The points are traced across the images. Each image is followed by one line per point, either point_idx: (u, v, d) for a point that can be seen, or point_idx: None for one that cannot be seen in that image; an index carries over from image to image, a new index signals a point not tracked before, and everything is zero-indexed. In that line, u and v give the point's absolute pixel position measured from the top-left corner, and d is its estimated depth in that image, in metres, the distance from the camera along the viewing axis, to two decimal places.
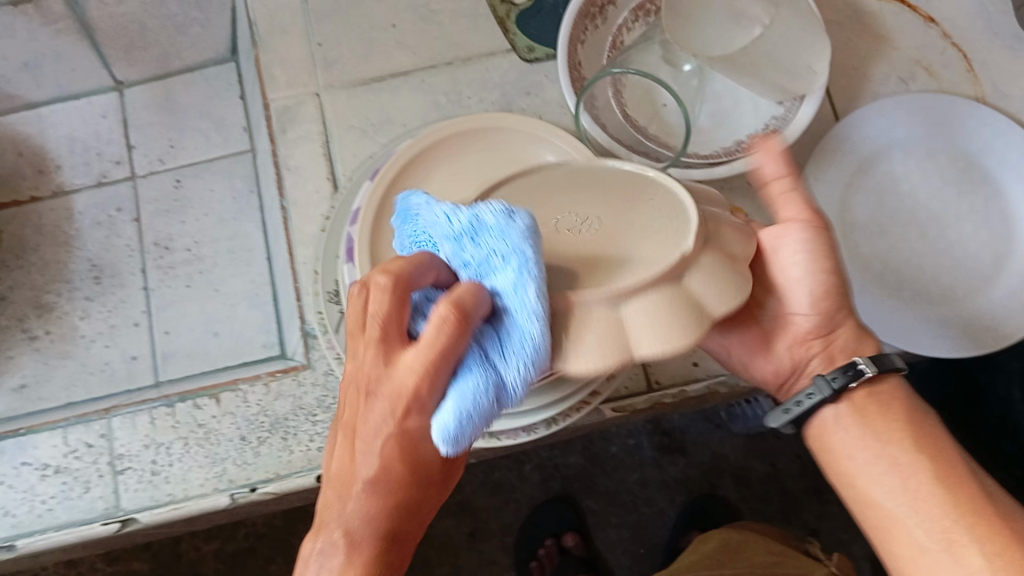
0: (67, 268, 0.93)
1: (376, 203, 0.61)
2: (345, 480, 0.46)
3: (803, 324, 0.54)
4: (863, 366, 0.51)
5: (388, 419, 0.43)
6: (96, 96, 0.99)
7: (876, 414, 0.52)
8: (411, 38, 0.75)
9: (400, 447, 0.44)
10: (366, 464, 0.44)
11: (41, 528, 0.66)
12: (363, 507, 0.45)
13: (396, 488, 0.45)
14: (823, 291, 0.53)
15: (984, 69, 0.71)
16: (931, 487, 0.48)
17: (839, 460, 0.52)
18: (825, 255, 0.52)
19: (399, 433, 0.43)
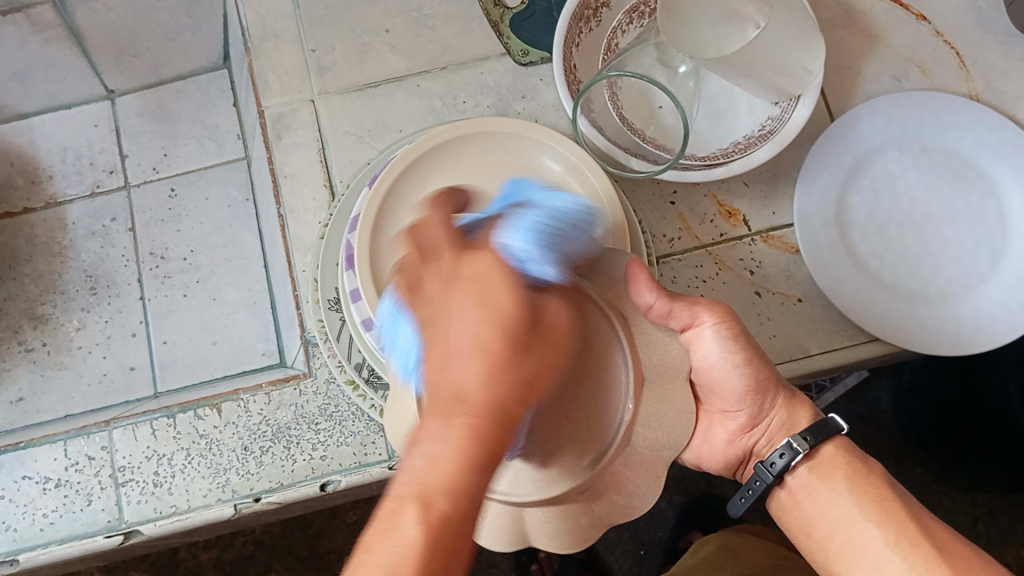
0: (61, 279, 0.93)
1: (375, 211, 0.61)
2: (438, 374, 0.40)
3: (737, 420, 0.56)
4: (797, 445, 0.53)
5: (470, 275, 0.43)
6: (87, 105, 0.98)
7: (821, 487, 0.52)
8: (405, 43, 0.75)
9: (490, 309, 0.42)
10: (461, 333, 0.41)
11: (43, 542, 0.66)
12: (462, 379, 0.39)
13: (495, 344, 0.41)
14: (745, 384, 0.55)
15: (977, 65, 0.72)
16: (885, 555, 0.49)
17: (803, 535, 0.53)
18: (733, 347, 0.54)
19: (479, 293, 0.42)
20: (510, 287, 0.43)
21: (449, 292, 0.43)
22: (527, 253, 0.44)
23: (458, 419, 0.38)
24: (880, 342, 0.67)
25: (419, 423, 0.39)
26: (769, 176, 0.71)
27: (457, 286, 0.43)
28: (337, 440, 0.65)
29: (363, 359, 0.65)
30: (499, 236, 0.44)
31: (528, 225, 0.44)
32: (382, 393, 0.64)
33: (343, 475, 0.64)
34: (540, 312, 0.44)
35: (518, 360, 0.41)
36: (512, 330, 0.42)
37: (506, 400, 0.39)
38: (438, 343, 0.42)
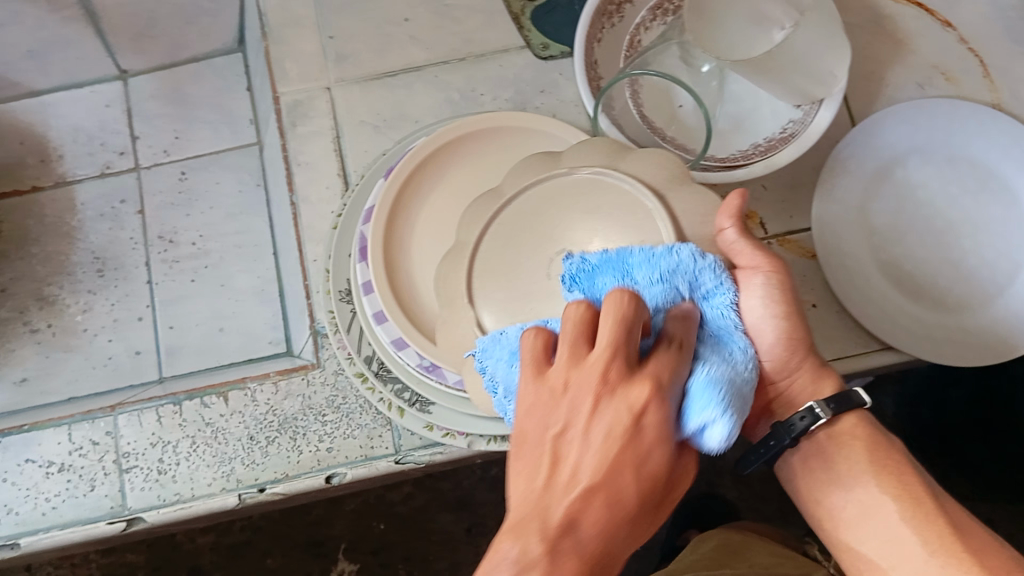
0: (70, 261, 0.92)
1: (390, 202, 0.60)
2: (547, 491, 0.36)
3: (760, 368, 0.53)
4: (819, 410, 0.50)
5: (626, 406, 0.37)
6: (101, 84, 0.97)
7: (837, 456, 0.51)
8: (425, 33, 0.74)
9: (638, 471, 0.36)
10: (590, 467, 0.36)
11: (45, 526, 0.65)
12: (585, 512, 0.34)
13: (629, 498, 0.35)
14: (783, 337, 0.51)
15: (1002, 76, 0.71)
16: (899, 528, 0.48)
17: (810, 501, 0.53)
18: (783, 298, 0.49)
19: (628, 422, 0.37)
20: (656, 440, 0.37)
21: (581, 404, 0.37)
22: (719, 420, 0.38)
23: (569, 560, 0.33)
24: (898, 351, 0.66)
25: (506, 535, 0.34)
26: (789, 180, 0.71)
27: (603, 408, 0.37)
28: (344, 432, 0.64)
29: (373, 352, 0.65)
30: (675, 382, 0.39)
31: (717, 382, 0.40)
32: (391, 386, 0.64)
33: (349, 468, 0.63)
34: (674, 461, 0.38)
35: (639, 526, 0.36)
36: (651, 490, 0.36)
37: (612, 556, 0.35)
38: (557, 466, 0.37)
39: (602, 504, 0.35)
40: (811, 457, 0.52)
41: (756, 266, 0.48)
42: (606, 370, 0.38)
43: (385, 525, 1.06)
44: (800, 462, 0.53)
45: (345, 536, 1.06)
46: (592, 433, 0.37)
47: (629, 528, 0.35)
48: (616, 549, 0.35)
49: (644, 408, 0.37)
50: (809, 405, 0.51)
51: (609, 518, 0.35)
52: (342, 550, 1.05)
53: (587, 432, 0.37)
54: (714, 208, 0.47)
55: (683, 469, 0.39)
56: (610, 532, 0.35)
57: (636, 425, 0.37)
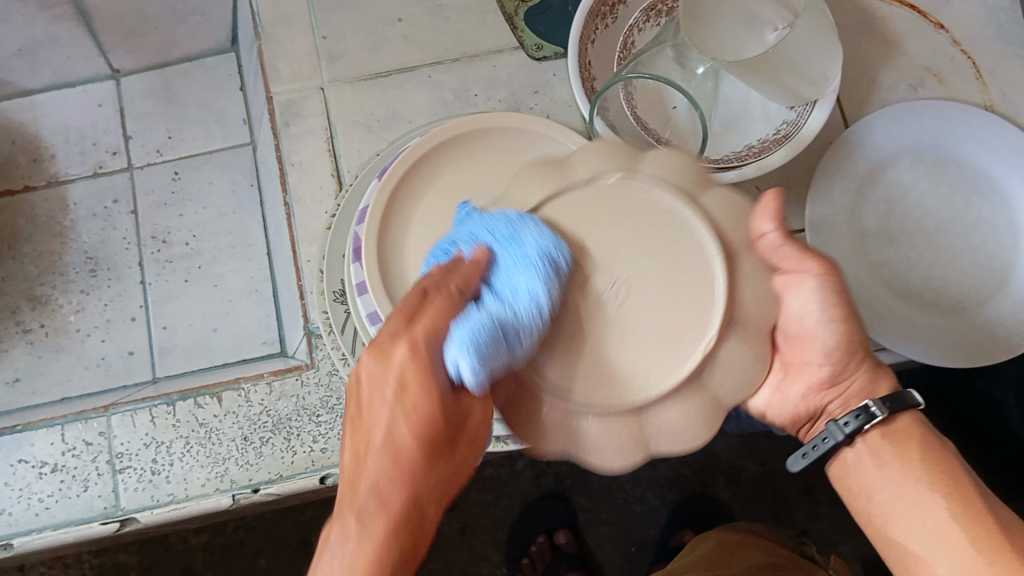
0: (62, 261, 0.92)
1: (384, 203, 0.60)
2: (359, 460, 0.46)
3: (818, 373, 0.54)
4: (875, 409, 0.51)
5: (393, 374, 0.44)
6: (92, 83, 0.96)
7: (891, 454, 0.52)
8: (417, 33, 0.74)
9: (414, 426, 0.44)
10: (382, 431, 0.45)
11: (38, 527, 0.65)
12: (381, 479, 0.45)
13: (410, 453, 0.45)
14: (836, 338, 0.52)
15: (992, 77, 0.71)
16: (948, 526, 0.49)
17: (861, 498, 0.53)
18: (837, 300, 0.51)
19: (394, 386, 0.44)
20: (423, 404, 0.44)
21: (370, 374, 0.45)
22: (465, 368, 0.39)
23: (378, 523, 0.45)
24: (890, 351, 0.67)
25: (334, 516, 0.47)
26: (782, 181, 0.71)
27: (380, 381, 0.45)
28: (339, 432, 0.65)
29: (366, 354, 0.64)
30: (437, 336, 0.42)
31: (473, 330, 0.39)
32: None
33: None
34: (455, 407, 0.45)
35: (428, 468, 0.46)
36: (427, 441, 0.45)
37: (418, 501, 0.46)
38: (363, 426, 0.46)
39: (389, 458, 0.45)
40: (865, 453, 0.53)
41: (805, 271, 0.50)
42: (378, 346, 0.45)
43: None
44: (852, 458, 0.54)
45: None
46: (380, 402, 0.45)
47: (426, 472, 0.46)
48: (416, 487, 0.46)
49: (414, 373, 0.43)
50: (865, 402, 0.52)
51: (393, 469, 0.45)
52: None
53: (377, 405, 0.45)
54: (753, 210, 0.48)
55: (472, 406, 0.45)
56: (402, 476, 0.45)
57: (407, 390, 0.44)
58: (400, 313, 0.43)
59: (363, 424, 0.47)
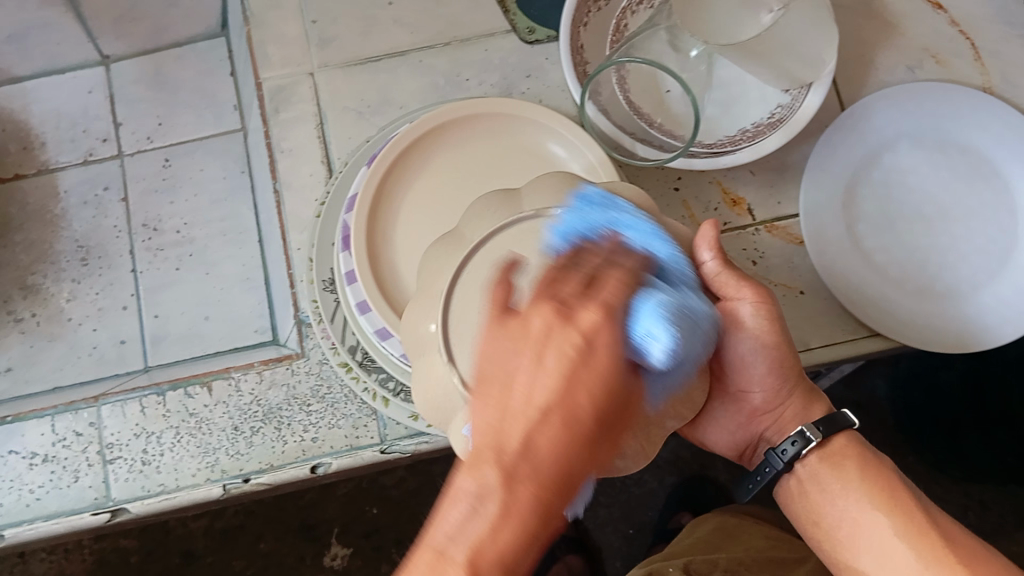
0: (53, 249, 0.91)
1: (373, 190, 0.59)
2: (507, 422, 0.33)
3: (752, 400, 0.55)
4: (810, 434, 0.52)
5: (574, 327, 0.34)
6: (83, 70, 0.95)
7: (829, 475, 0.52)
8: (408, 16, 0.73)
9: (592, 389, 0.33)
10: (540, 390, 0.33)
11: (29, 517, 0.65)
12: (537, 440, 0.32)
13: (584, 414, 0.33)
14: (768, 364, 0.53)
15: (993, 59, 0.70)
16: (891, 544, 0.49)
17: (807, 523, 0.53)
18: (770, 328, 0.51)
19: (571, 342, 0.33)
20: (604, 378, 0.33)
21: (523, 352, 0.34)
22: (661, 337, 0.34)
23: (524, 488, 0.32)
24: (885, 339, 0.66)
25: (469, 463, 0.33)
26: (776, 165, 0.70)
27: (546, 339, 0.34)
28: (329, 422, 0.64)
29: (357, 343, 0.64)
30: (625, 305, 0.35)
31: (669, 306, 0.35)
32: (376, 376, 0.63)
33: (335, 458, 0.63)
34: (628, 387, 0.35)
35: (591, 441, 0.33)
36: (601, 410, 0.33)
37: (572, 476, 0.33)
38: (507, 391, 0.34)
39: (554, 431, 0.32)
40: (808, 479, 0.52)
41: (744, 299, 0.50)
42: (558, 303, 0.34)
43: (379, 509, 1.06)
44: (797, 485, 0.53)
45: (337, 521, 1.06)
46: (536, 370, 0.33)
47: (583, 452, 0.33)
48: (575, 471, 0.33)
49: (591, 318, 0.34)
50: (800, 427, 0.52)
51: (552, 439, 0.32)
52: (335, 535, 1.05)
53: (528, 372, 0.33)
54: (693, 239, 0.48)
55: (639, 391, 0.36)
56: (564, 455, 0.32)
57: (584, 336, 0.34)
58: (575, 279, 0.35)
59: (498, 388, 0.34)
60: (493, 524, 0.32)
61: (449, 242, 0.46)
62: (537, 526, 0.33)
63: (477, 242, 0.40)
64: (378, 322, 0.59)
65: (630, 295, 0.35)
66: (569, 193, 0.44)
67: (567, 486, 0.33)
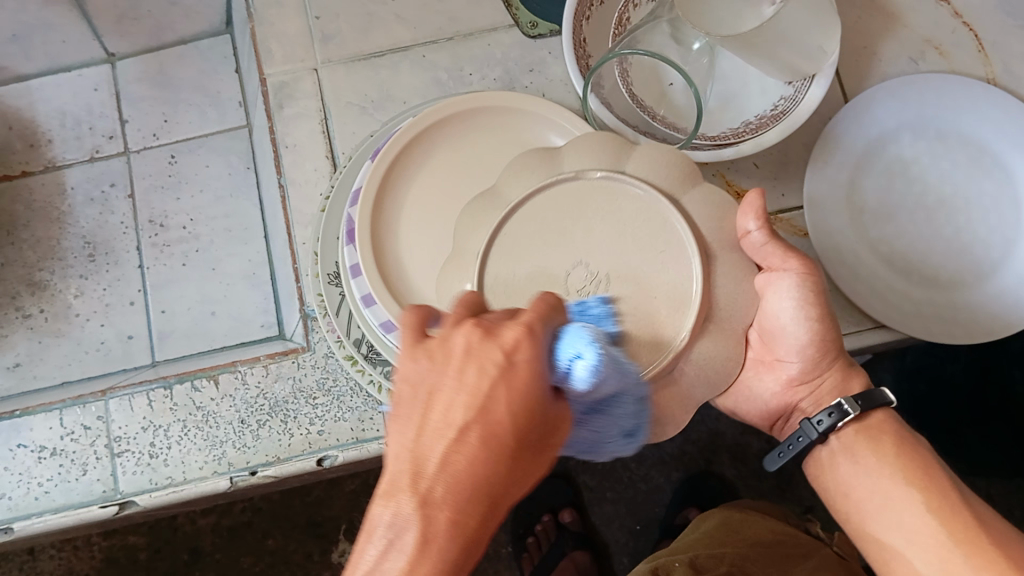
0: (60, 246, 0.92)
1: (377, 183, 0.59)
2: (426, 441, 0.35)
3: (789, 371, 0.56)
4: (847, 407, 0.52)
5: (497, 346, 0.37)
6: (87, 68, 0.96)
7: (865, 448, 0.52)
8: (410, 12, 0.74)
9: (511, 404, 0.35)
10: (460, 406, 0.35)
11: (38, 511, 0.65)
12: (453, 459, 0.34)
13: (503, 430, 0.35)
14: (809, 337, 0.53)
15: (995, 50, 0.70)
16: (924, 522, 0.49)
17: (837, 495, 0.53)
18: (813, 300, 0.52)
19: (493, 363, 0.36)
20: (524, 393, 0.36)
21: (448, 373, 0.36)
22: (588, 358, 0.38)
23: (441, 511, 0.33)
24: (889, 330, 0.66)
25: (386, 491, 0.34)
26: (779, 157, 0.70)
27: (470, 357, 0.36)
28: (335, 415, 0.65)
29: (362, 336, 0.64)
30: (546, 330, 0.38)
31: (593, 335, 0.39)
32: (382, 369, 0.63)
33: (340, 450, 0.64)
34: (549, 412, 0.37)
35: (509, 458, 0.35)
36: (518, 431, 0.36)
37: (490, 491, 0.34)
38: (429, 410, 0.36)
39: (472, 447, 0.34)
40: (841, 450, 0.53)
41: (789, 270, 0.50)
42: (483, 326, 0.37)
43: None
44: (829, 455, 0.54)
45: (344, 518, 1.06)
46: (456, 390, 0.36)
47: (501, 469, 0.35)
48: (494, 489, 0.34)
49: (513, 340, 0.37)
50: (838, 401, 0.53)
51: (469, 454, 0.34)
52: (342, 531, 1.06)
53: (451, 393, 0.36)
54: (738, 209, 0.49)
55: (563, 417, 0.38)
56: (479, 471, 0.34)
57: (506, 356, 0.36)
58: (500, 314, 0.39)
59: (420, 411, 0.36)
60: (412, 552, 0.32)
61: (486, 197, 0.50)
62: (457, 547, 0.33)
63: (518, 200, 0.47)
64: (383, 315, 0.59)
65: (554, 328, 0.39)
66: (615, 148, 0.49)
67: (487, 500, 0.34)
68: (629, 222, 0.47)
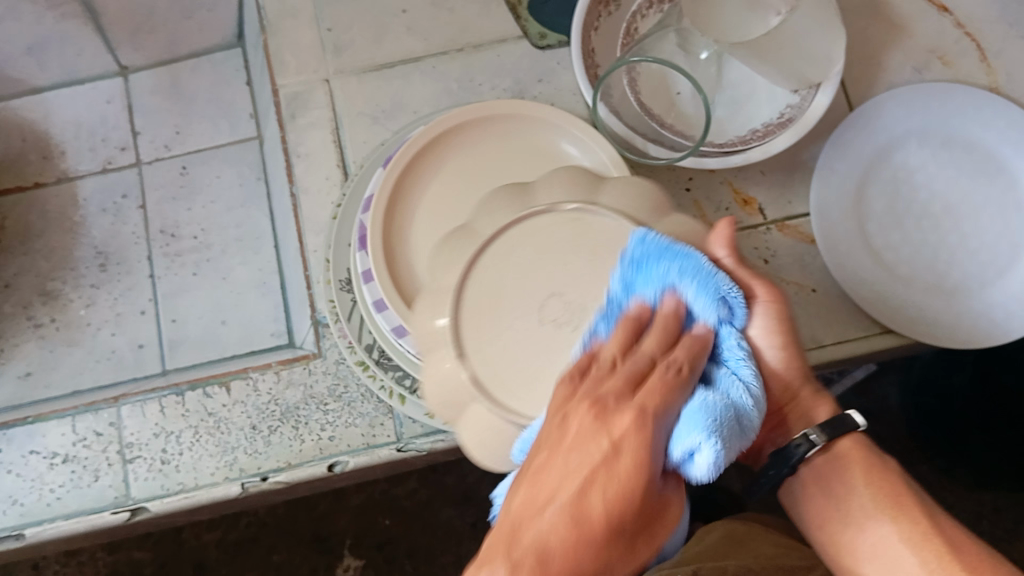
0: (72, 255, 0.93)
1: (389, 190, 0.60)
2: (530, 515, 0.38)
3: (763, 404, 0.52)
4: (815, 437, 0.51)
5: (609, 432, 0.38)
6: (101, 81, 0.97)
7: (835, 480, 0.52)
8: (421, 23, 0.75)
9: (612, 495, 0.37)
10: (564, 487, 0.38)
11: (50, 516, 0.66)
12: (552, 536, 0.37)
13: (600, 518, 0.37)
14: (778, 368, 0.50)
15: (999, 60, 0.71)
16: (899, 551, 0.49)
17: (813, 527, 0.53)
18: (782, 329, 0.48)
19: (603, 445, 0.38)
20: (624, 479, 0.37)
21: (564, 446, 0.39)
22: (705, 446, 0.38)
23: None
24: (896, 335, 0.66)
25: (481, 556, 0.38)
26: (785, 165, 0.71)
27: (581, 436, 0.39)
28: (346, 420, 0.65)
29: (374, 341, 0.65)
30: (665, 410, 0.39)
31: (716, 414, 0.39)
32: (392, 373, 0.64)
33: (352, 455, 0.64)
34: (659, 499, 0.38)
35: (606, 548, 0.37)
36: (607, 520, 0.37)
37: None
38: (539, 478, 0.39)
39: (568, 527, 0.37)
40: (811, 480, 0.52)
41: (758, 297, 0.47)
42: (599, 400, 0.40)
43: (391, 520, 1.06)
44: (801, 485, 0.53)
45: (350, 532, 1.06)
46: (561, 468, 0.39)
47: (591, 556, 0.37)
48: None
49: (630, 427, 0.38)
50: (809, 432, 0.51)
51: (561, 531, 0.37)
52: (348, 546, 1.05)
53: (557, 471, 0.39)
54: (704, 236, 0.46)
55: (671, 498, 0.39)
56: (570, 555, 0.36)
57: (611, 444, 0.38)
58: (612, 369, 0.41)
59: (532, 479, 0.39)
60: None
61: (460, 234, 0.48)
62: None
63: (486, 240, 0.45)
64: (394, 319, 0.59)
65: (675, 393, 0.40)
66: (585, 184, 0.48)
67: None
68: (608, 260, 0.45)
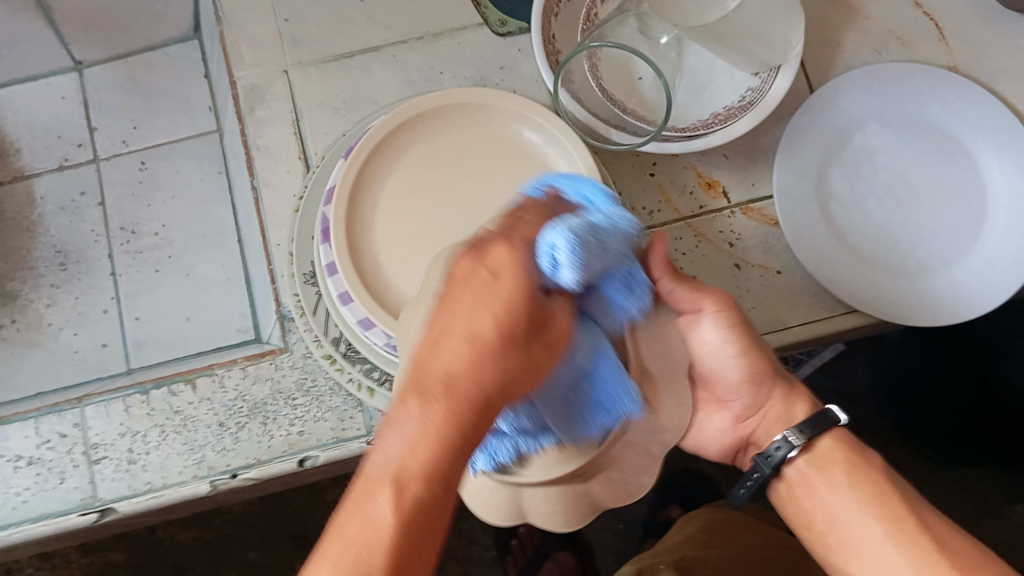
0: (31, 255, 0.91)
1: (351, 183, 0.60)
2: (430, 352, 0.41)
3: (733, 407, 0.56)
4: (792, 438, 0.53)
5: (488, 268, 0.42)
6: (55, 76, 0.95)
7: (818, 480, 0.52)
8: (380, 13, 0.74)
9: (502, 316, 0.41)
10: (456, 323, 0.41)
11: (16, 521, 0.64)
12: (452, 360, 0.40)
13: (489, 333, 0.40)
14: (738, 368, 0.54)
15: (957, 38, 0.72)
16: (884, 548, 0.49)
17: (802, 526, 0.54)
18: (731, 329, 0.53)
19: (485, 280, 0.41)
20: (509, 302, 0.41)
21: (456, 296, 0.42)
22: (563, 247, 0.40)
23: (436, 401, 0.38)
24: (861, 315, 0.67)
25: (398, 399, 0.40)
26: (747, 149, 0.71)
27: (468, 281, 0.42)
28: (315, 415, 0.64)
29: (340, 334, 0.64)
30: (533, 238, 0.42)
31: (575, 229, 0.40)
32: (360, 366, 0.63)
33: (322, 450, 0.64)
34: (544, 312, 0.41)
35: (503, 354, 0.40)
36: (492, 335, 0.40)
37: (488, 391, 0.39)
38: (435, 325, 0.42)
39: (465, 348, 0.40)
40: (797, 481, 0.53)
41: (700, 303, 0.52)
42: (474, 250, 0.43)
43: None
44: (788, 487, 0.54)
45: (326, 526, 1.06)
46: (456, 311, 0.41)
47: (493, 366, 0.39)
48: (488, 377, 0.39)
49: (509, 268, 0.41)
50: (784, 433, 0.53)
51: (461, 353, 0.40)
52: None
53: (454, 314, 0.41)
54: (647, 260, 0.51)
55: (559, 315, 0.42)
56: (470, 364, 0.39)
57: (499, 284, 0.41)
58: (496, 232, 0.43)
59: (434, 334, 0.41)
60: (413, 432, 0.37)
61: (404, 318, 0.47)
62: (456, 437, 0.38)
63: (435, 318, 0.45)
64: (360, 312, 0.59)
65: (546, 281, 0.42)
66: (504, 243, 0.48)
67: (484, 385, 0.39)
68: None
